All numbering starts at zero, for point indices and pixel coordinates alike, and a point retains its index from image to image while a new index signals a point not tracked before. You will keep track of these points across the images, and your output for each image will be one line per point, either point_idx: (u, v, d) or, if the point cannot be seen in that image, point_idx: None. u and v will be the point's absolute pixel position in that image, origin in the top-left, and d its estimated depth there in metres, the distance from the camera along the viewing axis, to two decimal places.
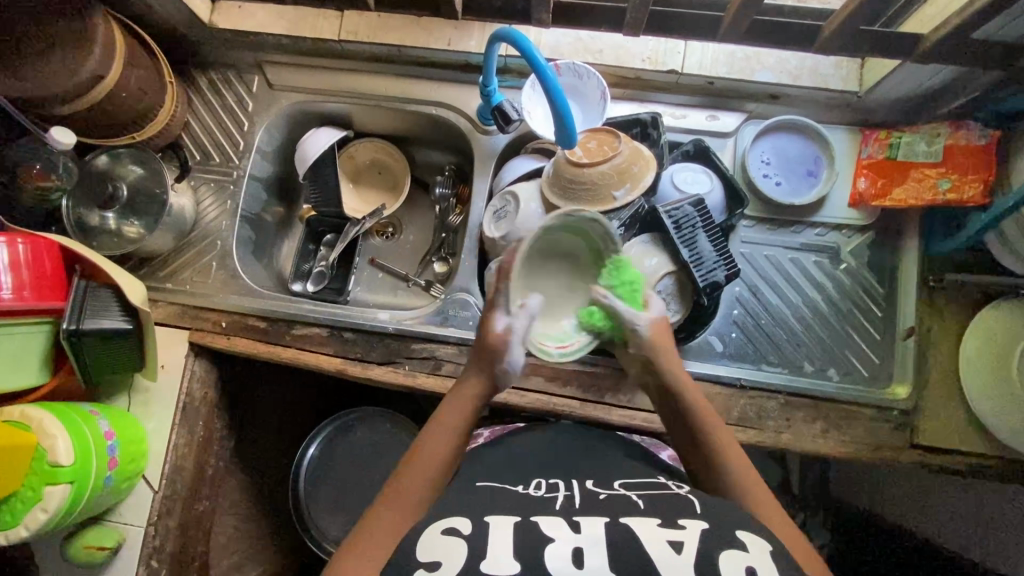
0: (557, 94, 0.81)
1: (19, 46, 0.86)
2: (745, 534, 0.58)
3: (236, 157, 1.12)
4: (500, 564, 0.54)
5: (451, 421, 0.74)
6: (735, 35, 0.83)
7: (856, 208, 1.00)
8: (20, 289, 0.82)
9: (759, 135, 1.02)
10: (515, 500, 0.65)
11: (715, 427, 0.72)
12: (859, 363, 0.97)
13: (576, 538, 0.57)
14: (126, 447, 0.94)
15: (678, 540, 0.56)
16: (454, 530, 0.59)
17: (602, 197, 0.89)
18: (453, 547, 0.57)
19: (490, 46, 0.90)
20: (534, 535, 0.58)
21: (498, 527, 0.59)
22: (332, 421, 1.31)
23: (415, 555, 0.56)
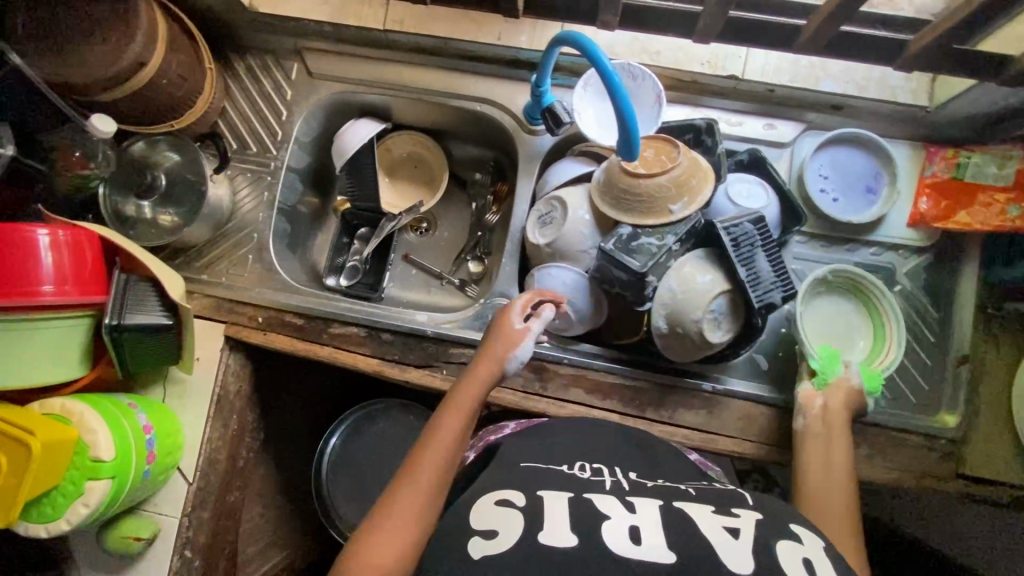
0: (626, 111, 0.76)
1: (63, 27, 0.82)
2: (798, 527, 0.59)
3: (274, 148, 1.09)
4: (557, 535, 0.55)
5: (461, 410, 0.74)
6: (813, 46, 0.78)
7: (915, 228, 0.96)
8: (61, 282, 0.79)
9: (819, 147, 0.97)
10: (560, 476, 0.65)
11: (839, 444, 0.81)
12: (907, 388, 0.95)
13: (631, 517, 0.58)
14: (163, 440, 0.94)
15: (734, 527, 0.57)
16: (507, 502, 0.61)
17: (658, 210, 0.85)
18: (508, 517, 0.59)
19: (550, 47, 0.86)
20: (589, 510, 0.59)
21: (552, 501, 0.60)
22: (355, 411, 1.31)
23: (472, 521, 0.59)
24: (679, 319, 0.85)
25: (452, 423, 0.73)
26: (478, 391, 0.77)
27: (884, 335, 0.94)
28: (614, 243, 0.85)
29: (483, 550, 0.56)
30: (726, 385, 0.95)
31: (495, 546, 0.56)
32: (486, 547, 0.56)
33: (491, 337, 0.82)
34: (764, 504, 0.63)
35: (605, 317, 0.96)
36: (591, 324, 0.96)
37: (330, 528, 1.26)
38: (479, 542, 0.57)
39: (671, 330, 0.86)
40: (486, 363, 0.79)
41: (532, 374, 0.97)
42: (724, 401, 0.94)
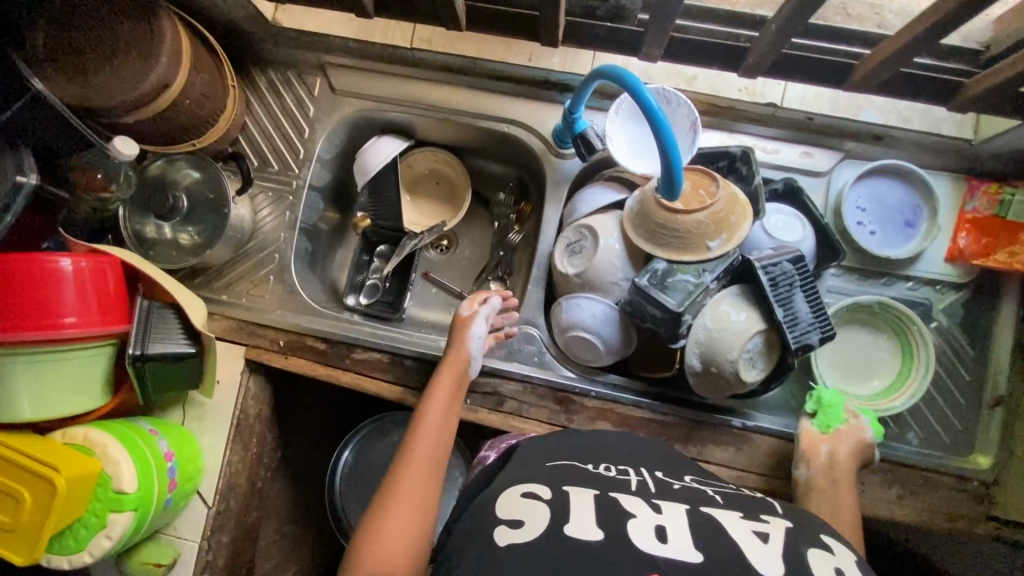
0: (675, 171, 0.76)
1: (86, 47, 0.79)
2: (829, 537, 0.56)
3: (296, 166, 1.07)
4: (584, 528, 0.54)
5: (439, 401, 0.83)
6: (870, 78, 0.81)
7: (953, 264, 0.94)
8: (84, 313, 0.78)
9: (859, 178, 0.95)
10: (584, 476, 0.65)
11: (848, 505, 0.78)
12: (940, 427, 0.94)
13: (658, 516, 0.56)
14: (184, 466, 0.93)
15: (763, 531, 0.55)
16: (534, 496, 0.61)
17: (695, 246, 0.82)
18: (535, 510, 0.58)
19: (590, 79, 0.84)
20: (616, 510, 0.57)
21: (578, 501, 0.59)
22: (372, 422, 1.28)
23: (495, 513, 0.59)
24: (713, 358, 0.83)
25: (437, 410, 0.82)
26: (450, 379, 0.87)
27: (897, 390, 0.92)
28: (648, 279, 0.83)
29: (508, 539, 0.55)
30: (755, 421, 0.93)
31: (520, 534, 0.55)
32: (513, 535, 0.55)
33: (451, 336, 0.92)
34: (793, 512, 0.61)
35: (633, 348, 0.94)
36: (619, 355, 0.94)
37: (341, 539, 1.25)
38: (504, 531, 0.56)
39: (705, 368, 0.84)
40: (450, 355, 0.90)
41: (558, 406, 0.95)
42: (753, 438, 0.92)
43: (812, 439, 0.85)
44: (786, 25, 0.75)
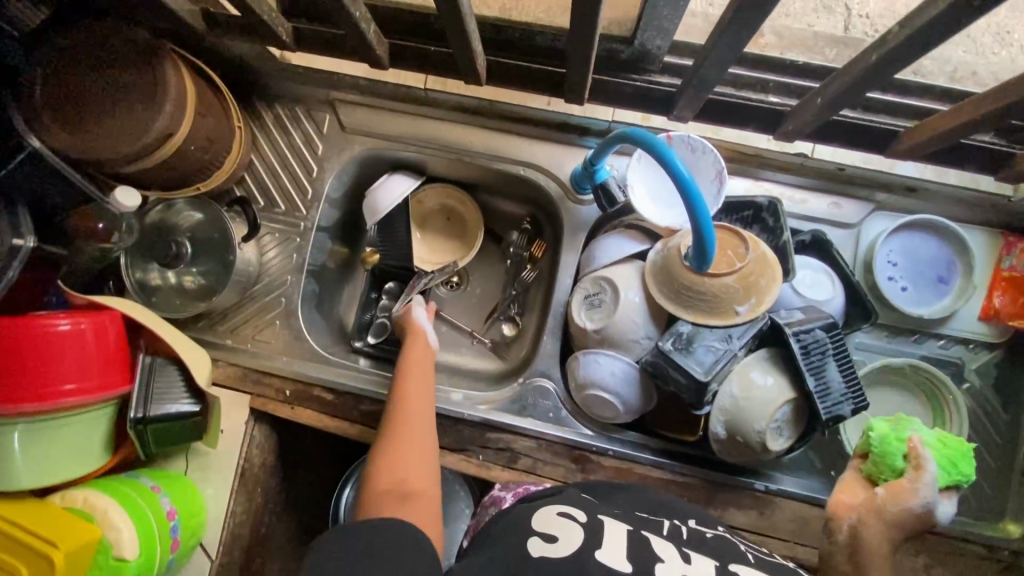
0: (706, 228, 0.71)
1: (87, 98, 0.75)
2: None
3: (303, 207, 1.03)
4: (615, 558, 0.60)
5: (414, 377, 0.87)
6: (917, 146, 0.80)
7: (987, 323, 0.90)
8: (84, 378, 0.74)
9: (892, 232, 0.91)
10: (621, 513, 0.69)
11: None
12: (970, 493, 0.90)
13: (685, 565, 0.60)
14: (187, 521, 0.90)
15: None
16: (571, 517, 0.67)
17: (722, 311, 0.79)
18: (570, 529, 0.64)
19: (613, 140, 0.80)
20: (646, 550, 0.62)
21: (612, 533, 0.64)
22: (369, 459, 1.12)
23: (533, 524, 0.66)
24: (740, 427, 0.79)
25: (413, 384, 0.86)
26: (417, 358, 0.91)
27: None
28: (673, 343, 0.80)
29: (541, 551, 0.61)
30: (778, 484, 0.90)
31: (553, 547, 0.61)
32: (546, 548, 0.61)
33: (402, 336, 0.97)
34: None
35: (653, 406, 0.91)
36: (638, 413, 0.90)
37: None
38: (538, 541, 0.63)
39: (730, 437, 0.81)
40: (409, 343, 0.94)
41: (574, 464, 0.92)
42: (775, 502, 0.89)
43: (844, 504, 0.74)
44: (833, 95, 0.72)
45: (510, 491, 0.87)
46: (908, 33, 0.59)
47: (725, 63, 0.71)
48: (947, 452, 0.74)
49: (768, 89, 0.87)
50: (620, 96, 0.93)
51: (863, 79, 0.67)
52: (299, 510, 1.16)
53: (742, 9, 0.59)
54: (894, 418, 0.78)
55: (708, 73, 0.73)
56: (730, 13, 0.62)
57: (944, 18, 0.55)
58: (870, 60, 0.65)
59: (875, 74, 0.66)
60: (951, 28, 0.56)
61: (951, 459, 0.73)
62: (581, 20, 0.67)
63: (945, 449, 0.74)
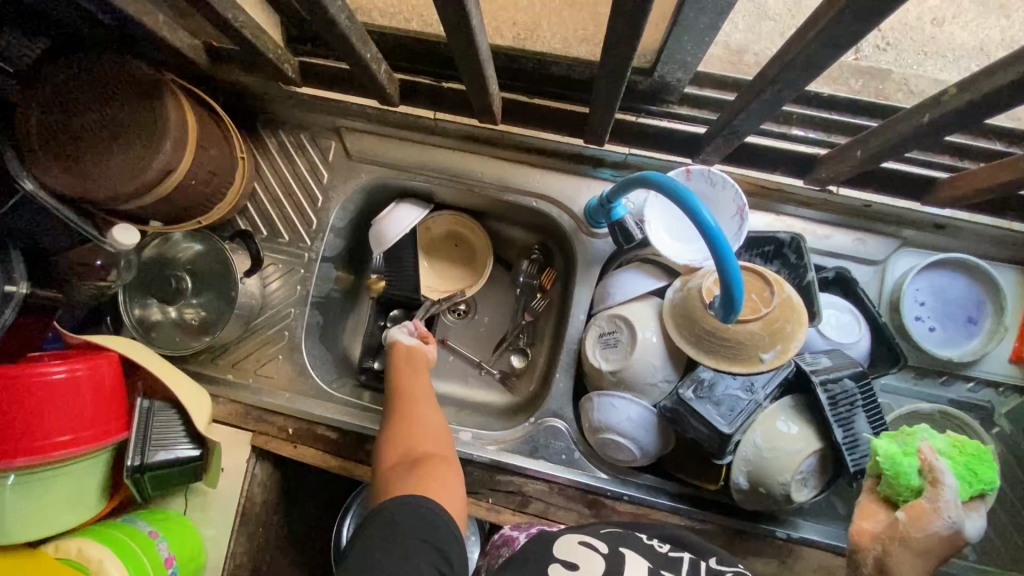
0: (734, 278, 0.66)
1: (84, 133, 0.72)
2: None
3: (308, 237, 1.00)
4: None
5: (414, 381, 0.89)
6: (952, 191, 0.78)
7: (1018, 366, 0.87)
8: (79, 427, 0.71)
9: (919, 271, 0.87)
10: (640, 547, 0.67)
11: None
12: (1001, 541, 0.87)
13: None
14: (186, 566, 0.87)
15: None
16: (592, 546, 0.66)
17: (747, 357, 0.76)
18: (592, 558, 0.64)
19: (632, 182, 0.77)
20: None
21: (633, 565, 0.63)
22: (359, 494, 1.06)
23: (554, 551, 0.66)
24: (764, 479, 0.76)
25: (411, 394, 0.86)
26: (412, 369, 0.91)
27: None
28: (694, 390, 0.77)
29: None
30: (800, 533, 0.86)
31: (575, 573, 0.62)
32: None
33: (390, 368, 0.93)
34: None
35: (670, 448, 0.87)
36: (654, 457, 0.87)
37: None
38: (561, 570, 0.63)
39: (753, 488, 0.78)
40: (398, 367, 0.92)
41: (588, 509, 0.89)
42: (797, 550, 0.86)
43: (867, 534, 0.65)
44: (874, 152, 0.70)
45: (525, 530, 0.85)
46: (971, 98, 0.56)
47: (760, 117, 0.68)
48: (965, 461, 0.65)
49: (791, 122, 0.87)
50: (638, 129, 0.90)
51: (912, 138, 0.64)
52: (301, 543, 1.14)
53: (790, 65, 0.56)
54: (900, 431, 0.69)
55: (745, 127, 0.70)
56: (775, 68, 0.59)
57: (1013, 86, 0.52)
58: (920, 120, 0.62)
59: (926, 134, 0.63)
60: (1020, 94, 0.53)
61: (972, 468, 0.64)
62: (610, 62, 0.64)
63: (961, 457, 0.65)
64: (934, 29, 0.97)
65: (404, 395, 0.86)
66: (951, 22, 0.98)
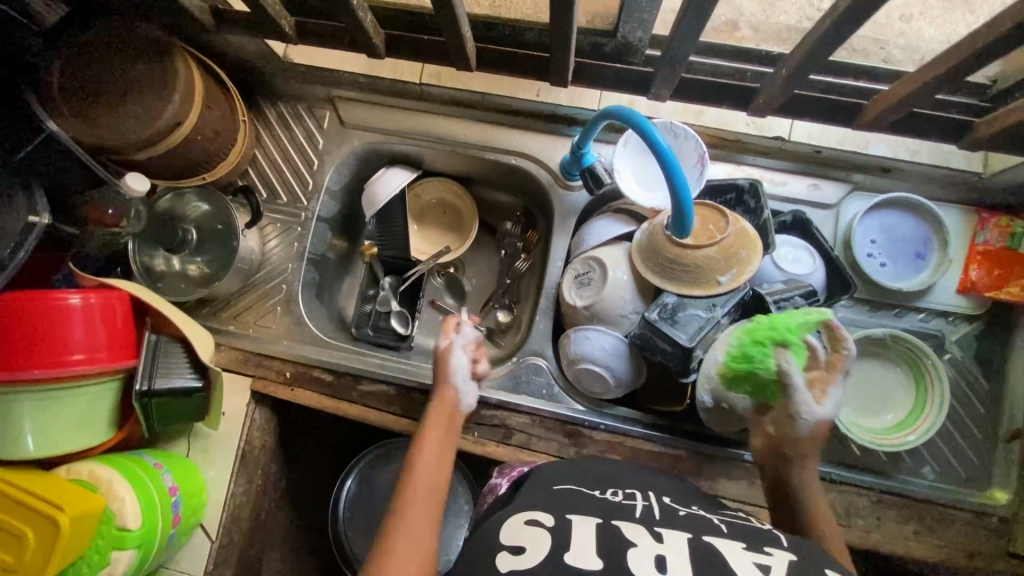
0: (683, 194, 0.75)
1: (102, 87, 0.80)
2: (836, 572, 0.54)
3: (305, 198, 1.08)
4: (584, 558, 0.54)
5: (435, 436, 0.80)
6: (881, 124, 0.85)
7: (966, 296, 0.93)
8: (93, 349, 0.78)
9: (869, 211, 0.94)
10: (589, 501, 0.64)
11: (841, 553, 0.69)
12: (958, 462, 0.92)
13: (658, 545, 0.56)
14: (188, 500, 0.92)
15: (765, 565, 0.53)
16: (535, 521, 0.61)
17: (705, 281, 0.82)
18: (538, 534, 0.59)
19: (597, 119, 0.85)
20: (616, 540, 0.57)
21: (580, 527, 0.59)
22: (366, 457, 1.24)
23: (501, 536, 0.59)
24: (726, 394, 0.82)
25: (427, 447, 0.77)
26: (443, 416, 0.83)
27: (920, 410, 0.89)
28: (659, 313, 0.83)
29: (511, 565, 0.55)
30: None
31: (522, 561, 0.55)
32: (514, 562, 0.55)
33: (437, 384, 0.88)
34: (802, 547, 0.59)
35: (643, 379, 0.94)
36: (628, 387, 0.93)
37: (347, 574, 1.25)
38: (507, 556, 0.57)
39: (717, 404, 0.83)
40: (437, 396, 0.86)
41: (567, 439, 0.94)
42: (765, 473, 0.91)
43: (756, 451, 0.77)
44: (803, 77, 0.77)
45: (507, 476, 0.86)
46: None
47: (693, 38, 0.76)
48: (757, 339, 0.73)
49: (746, 77, 0.90)
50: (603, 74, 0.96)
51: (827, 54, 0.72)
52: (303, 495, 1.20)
53: None
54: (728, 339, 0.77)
55: (683, 44, 0.77)
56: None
57: None
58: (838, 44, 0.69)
59: (833, 43, 0.71)
60: None
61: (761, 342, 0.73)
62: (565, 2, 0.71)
63: (763, 333, 0.73)
64: (903, 25, 1.00)
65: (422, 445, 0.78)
66: (918, 18, 1.01)
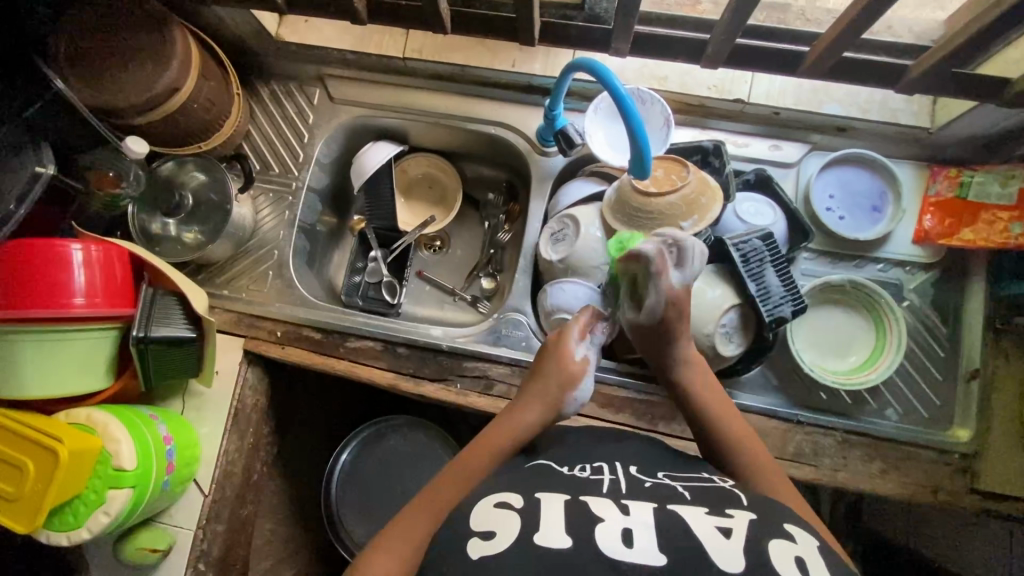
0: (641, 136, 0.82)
1: (104, 55, 0.87)
2: (791, 526, 0.58)
3: (296, 169, 1.13)
4: (552, 537, 0.55)
5: (506, 432, 0.75)
6: (816, 71, 0.86)
7: (921, 245, 0.98)
8: (92, 294, 0.83)
9: (825, 167, 1.00)
10: (559, 477, 0.66)
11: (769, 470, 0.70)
12: (919, 403, 0.96)
13: (626, 519, 0.57)
14: (182, 451, 0.95)
15: (726, 527, 0.56)
16: (506, 504, 0.61)
17: (668, 226, 0.89)
18: (506, 517, 0.59)
19: (564, 74, 0.91)
20: (585, 514, 0.58)
21: (549, 503, 0.60)
22: (364, 429, 1.32)
23: (470, 523, 0.59)
24: (691, 333, 0.86)
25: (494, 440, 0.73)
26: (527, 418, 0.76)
27: (879, 353, 0.94)
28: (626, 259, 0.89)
29: (481, 552, 0.56)
30: (736, 400, 0.95)
31: (493, 547, 0.56)
32: (484, 548, 0.56)
33: (544, 372, 0.81)
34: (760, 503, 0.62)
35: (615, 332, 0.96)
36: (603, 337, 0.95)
37: (340, 548, 1.27)
38: (477, 543, 0.57)
39: None
40: (532, 390, 0.79)
41: None
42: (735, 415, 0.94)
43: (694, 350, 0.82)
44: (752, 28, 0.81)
45: None
46: None
47: None
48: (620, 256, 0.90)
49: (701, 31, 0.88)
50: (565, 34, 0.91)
51: None
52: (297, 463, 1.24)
53: None
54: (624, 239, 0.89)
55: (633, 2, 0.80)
56: None
57: None
58: None
59: None
60: None
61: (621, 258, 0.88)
62: None
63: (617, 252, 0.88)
64: None
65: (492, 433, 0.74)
66: None
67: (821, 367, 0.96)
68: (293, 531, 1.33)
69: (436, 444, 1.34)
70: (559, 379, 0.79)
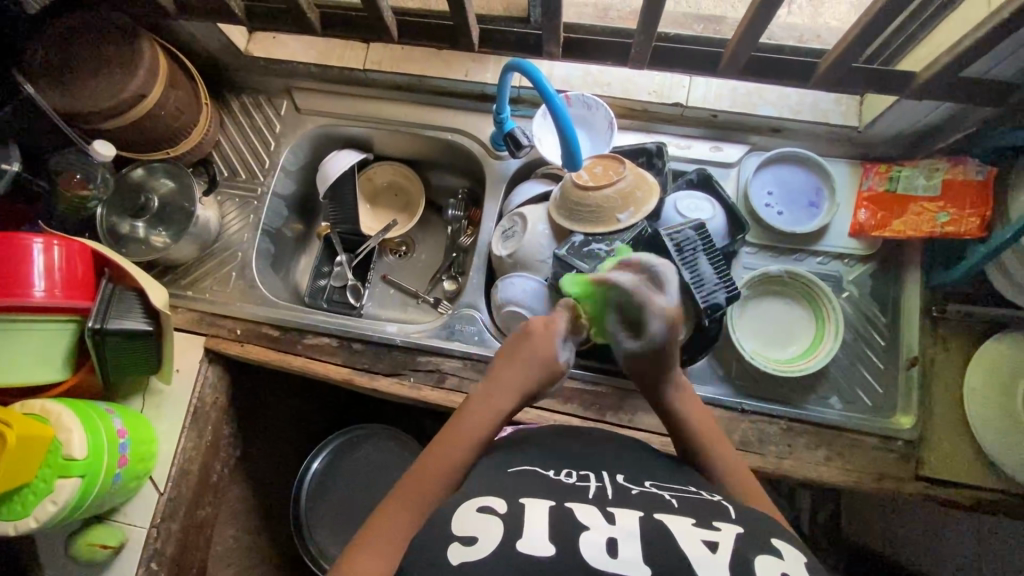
0: (568, 128, 0.88)
1: (76, 66, 0.94)
2: (779, 541, 0.54)
3: (262, 175, 1.18)
4: (537, 545, 0.52)
5: (474, 431, 0.68)
6: (733, 70, 0.91)
7: (856, 238, 1.02)
8: (52, 287, 0.86)
9: (762, 165, 1.05)
10: (546, 483, 0.61)
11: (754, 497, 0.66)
12: (863, 392, 0.97)
13: (609, 528, 0.54)
14: (137, 445, 0.97)
15: (713, 540, 0.53)
16: (488, 508, 0.57)
17: (606, 219, 0.94)
18: (488, 522, 0.55)
19: (503, 77, 0.96)
20: (570, 521, 0.55)
21: (532, 509, 0.56)
22: (338, 435, 1.32)
23: (450, 526, 0.55)
24: None
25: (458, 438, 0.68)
26: (492, 415, 0.70)
27: (818, 342, 0.97)
28: (568, 249, 0.92)
29: (462, 557, 0.52)
30: None
31: (474, 553, 0.52)
32: (467, 553, 0.52)
33: (521, 359, 0.73)
34: (748, 515, 0.58)
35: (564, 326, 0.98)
36: None
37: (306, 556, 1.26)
38: (458, 548, 0.53)
39: None
40: (505, 381, 0.72)
41: None
42: None
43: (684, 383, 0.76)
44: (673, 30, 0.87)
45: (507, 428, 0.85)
46: None
47: None
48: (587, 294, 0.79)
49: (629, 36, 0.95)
50: (505, 40, 0.97)
51: None
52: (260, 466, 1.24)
53: None
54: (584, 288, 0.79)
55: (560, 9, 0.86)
56: None
57: None
58: None
59: None
60: None
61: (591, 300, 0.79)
62: None
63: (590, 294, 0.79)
64: None
65: (455, 428, 0.68)
66: None
67: (762, 356, 0.98)
68: (257, 540, 1.31)
69: (404, 450, 1.34)
70: (535, 368, 0.72)
